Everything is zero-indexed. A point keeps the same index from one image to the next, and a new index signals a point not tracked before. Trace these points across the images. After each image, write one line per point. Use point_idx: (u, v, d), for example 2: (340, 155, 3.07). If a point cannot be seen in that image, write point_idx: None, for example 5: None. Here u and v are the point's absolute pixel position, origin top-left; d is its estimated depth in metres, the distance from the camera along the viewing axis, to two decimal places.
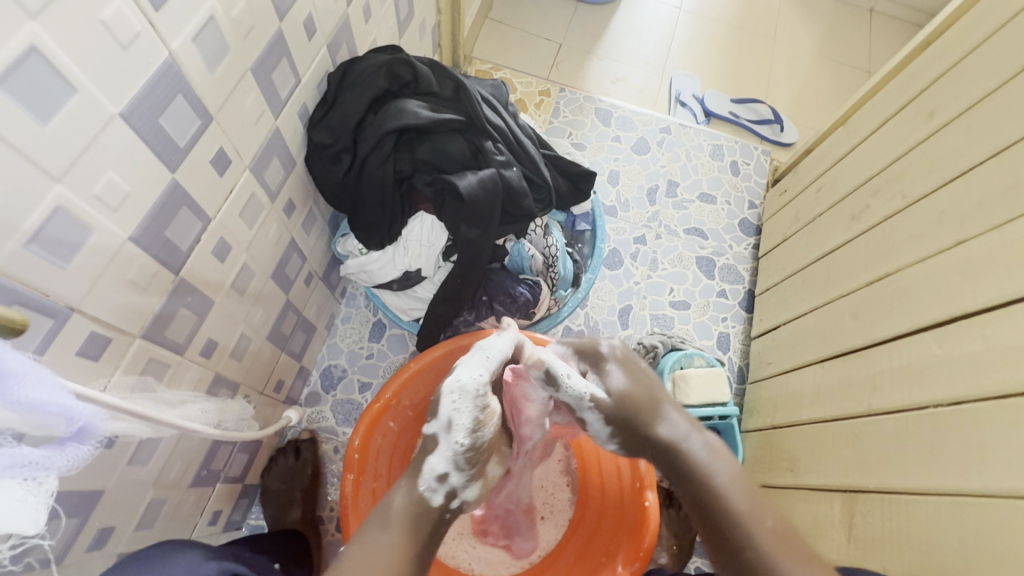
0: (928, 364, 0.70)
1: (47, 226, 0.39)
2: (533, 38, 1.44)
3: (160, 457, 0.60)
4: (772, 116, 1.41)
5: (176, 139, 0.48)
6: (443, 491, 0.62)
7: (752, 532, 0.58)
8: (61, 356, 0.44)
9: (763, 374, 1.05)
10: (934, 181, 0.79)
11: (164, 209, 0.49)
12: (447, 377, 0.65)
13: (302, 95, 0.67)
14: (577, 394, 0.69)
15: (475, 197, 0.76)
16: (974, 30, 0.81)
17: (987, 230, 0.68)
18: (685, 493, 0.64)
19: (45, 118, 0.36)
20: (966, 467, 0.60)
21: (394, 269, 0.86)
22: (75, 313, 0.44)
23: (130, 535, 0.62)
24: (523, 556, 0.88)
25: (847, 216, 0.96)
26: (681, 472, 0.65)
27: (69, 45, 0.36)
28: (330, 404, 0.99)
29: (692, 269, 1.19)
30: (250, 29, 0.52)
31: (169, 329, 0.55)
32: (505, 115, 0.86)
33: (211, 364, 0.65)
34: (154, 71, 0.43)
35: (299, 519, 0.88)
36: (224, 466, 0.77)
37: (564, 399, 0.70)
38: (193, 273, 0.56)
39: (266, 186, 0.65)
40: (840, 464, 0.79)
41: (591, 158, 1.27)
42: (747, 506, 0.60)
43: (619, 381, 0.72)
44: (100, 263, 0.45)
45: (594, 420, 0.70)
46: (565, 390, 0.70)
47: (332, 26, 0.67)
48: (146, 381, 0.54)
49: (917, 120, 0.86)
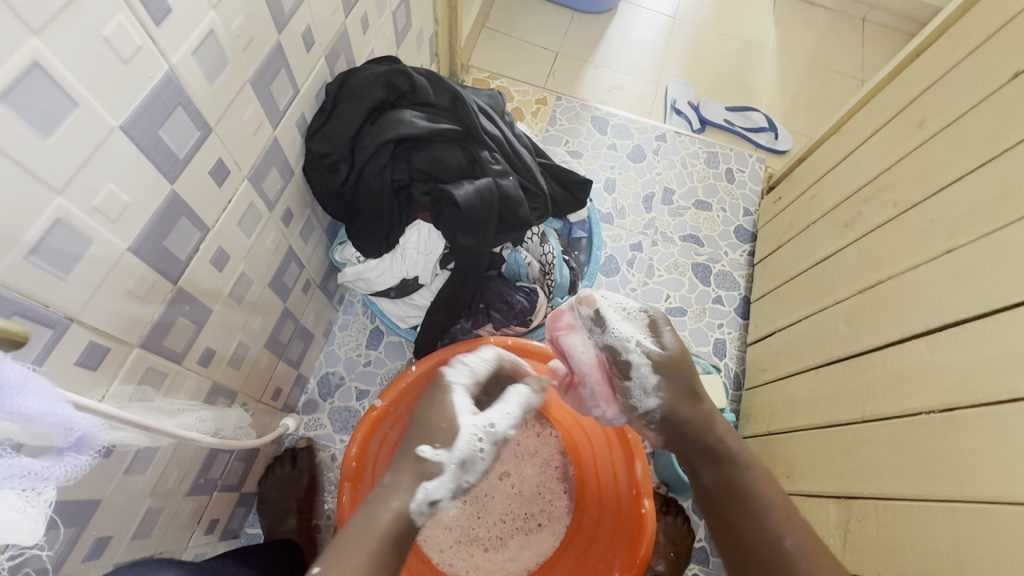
0: (920, 370, 0.70)
1: (47, 238, 0.39)
2: (530, 47, 1.45)
3: (157, 466, 0.60)
4: (766, 124, 1.42)
5: (176, 151, 0.49)
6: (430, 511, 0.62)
7: (776, 525, 0.59)
8: (60, 366, 0.44)
9: (759, 380, 1.06)
10: (925, 189, 0.80)
11: (163, 219, 0.50)
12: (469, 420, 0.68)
13: (301, 105, 0.68)
14: (623, 338, 0.71)
15: (472, 206, 0.77)
16: (962, 41, 0.82)
17: (977, 238, 0.69)
18: (717, 480, 0.65)
19: (47, 131, 0.37)
20: (959, 473, 0.61)
21: (392, 277, 0.87)
22: (74, 324, 0.44)
23: (127, 544, 0.62)
24: (522, 564, 0.87)
25: (840, 223, 0.97)
26: (704, 471, 0.66)
27: (71, 61, 0.37)
28: (327, 411, 0.99)
29: (688, 275, 1.20)
30: (250, 41, 0.53)
31: (167, 338, 0.56)
32: (502, 124, 0.87)
33: (209, 373, 0.66)
34: (154, 85, 0.44)
35: (294, 529, 0.89)
36: (221, 475, 0.77)
37: (607, 342, 0.71)
38: (191, 283, 0.56)
39: (263, 196, 0.66)
40: (836, 471, 0.79)
41: (588, 165, 1.28)
42: (778, 500, 0.61)
43: (668, 344, 0.71)
44: (99, 274, 0.45)
45: (642, 369, 0.70)
46: (611, 331, 0.71)
47: (330, 37, 0.68)
48: (144, 391, 0.55)
49: (907, 129, 0.88)
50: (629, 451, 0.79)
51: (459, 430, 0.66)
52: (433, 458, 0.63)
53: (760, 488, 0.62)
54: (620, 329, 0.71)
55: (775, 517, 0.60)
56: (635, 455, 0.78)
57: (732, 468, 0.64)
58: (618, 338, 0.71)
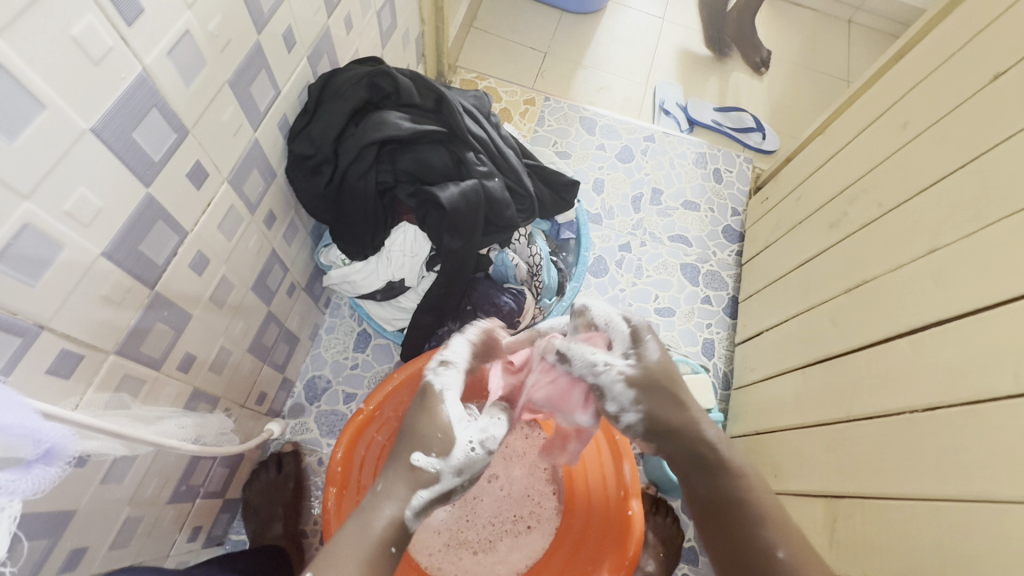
0: (904, 371, 0.71)
1: (14, 243, 0.38)
2: (518, 47, 1.45)
3: (135, 474, 0.59)
4: (753, 125, 1.43)
5: (151, 153, 0.48)
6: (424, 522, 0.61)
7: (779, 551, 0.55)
8: (31, 374, 0.43)
9: (747, 380, 1.06)
10: (907, 190, 0.81)
11: (138, 224, 0.49)
12: (464, 428, 0.64)
13: (282, 106, 0.67)
14: (591, 362, 0.67)
15: (458, 208, 0.76)
16: (942, 45, 0.83)
17: (958, 239, 0.70)
18: None
19: (13, 133, 0.36)
20: (940, 472, 0.62)
21: (377, 279, 0.86)
22: (44, 331, 0.43)
23: (104, 554, 0.60)
24: (510, 567, 0.86)
25: (826, 223, 0.97)
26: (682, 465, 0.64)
27: (38, 62, 0.36)
28: (314, 415, 0.98)
29: (677, 275, 1.20)
30: (228, 42, 0.52)
31: (144, 344, 0.55)
32: (487, 125, 0.87)
33: (190, 378, 0.65)
34: (126, 87, 0.43)
35: (281, 535, 0.87)
36: (204, 481, 0.76)
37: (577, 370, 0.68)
38: (169, 288, 0.55)
39: (245, 198, 0.65)
40: (822, 470, 0.79)
41: (576, 166, 1.27)
42: (773, 510, 0.58)
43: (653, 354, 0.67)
44: (71, 280, 0.44)
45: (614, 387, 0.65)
46: (578, 355, 0.68)
47: (312, 38, 0.67)
48: (120, 398, 0.54)
49: (890, 131, 0.88)
50: (618, 453, 0.80)
51: (455, 442, 0.62)
52: (428, 468, 0.60)
53: (750, 486, 0.60)
54: (596, 355, 0.67)
55: (786, 549, 0.55)
56: (624, 456, 0.79)
57: (695, 433, 0.64)
58: (586, 364, 0.67)
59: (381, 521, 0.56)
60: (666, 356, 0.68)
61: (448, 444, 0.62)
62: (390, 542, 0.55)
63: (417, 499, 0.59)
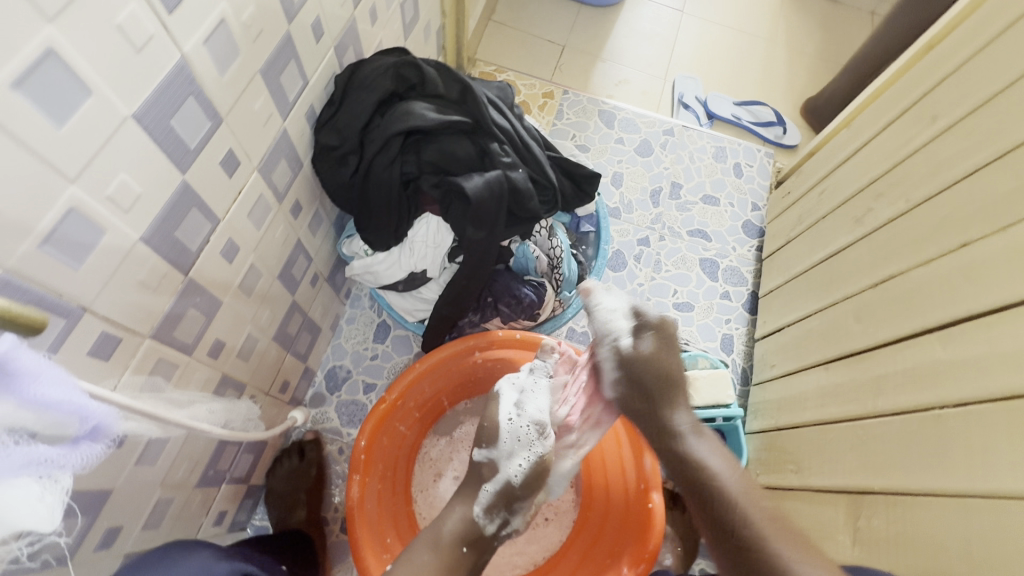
0: (932, 367, 0.70)
1: (60, 227, 0.39)
2: (537, 40, 1.45)
3: (167, 457, 0.60)
4: (774, 119, 1.41)
5: (187, 141, 0.48)
6: (497, 520, 0.71)
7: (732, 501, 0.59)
8: (73, 355, 0.44)
9: (767, 376, 1.05)
10: (936, 184, 0.80)
11: (174, 210, 0.50)
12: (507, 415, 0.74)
13: (310, 97, 0.67)
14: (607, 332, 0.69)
15: (482, 199, 0.76)
16: (974, 35, 0.81)
17: (990, 233, 0.68)
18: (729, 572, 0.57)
19: (62, 119, 0.37)
20: (970, 469, 0.61)
21: (400, 270, 0.87)
22: (87, 313, 0.44)
23: (137, 535, 0.62)
24: (529, 557, 0.88)
25: (851, 218, 0.96)
26: None
27: (86, 49, 0.36)
28: (334, 405, 0.99)
29: (696, 270, 1.19)
30: (261, 32, 0.53)
31: (177, 330, 0.56)
32: (511, 117, 0.86)
33: (219, 365, 0.66)
34: (166, 74, 0.43)
35: (305, 520, 0.88)
36: (230, 466, 0.77)
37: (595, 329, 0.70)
38: (202, 274, 0.56)
39: (273, 187, 0.65)
40: (845, 466, 0.79)
41: (595, 159, 1.27)
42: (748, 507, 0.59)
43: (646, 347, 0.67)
44: (112, 264, 0.45)
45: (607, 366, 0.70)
46: (599, 322, 0.69)
47: (339, 29, 0.68)
48: (154, 382, 0.55)
49: (919, 124, 0.87)
50: (638, 445, 0.80)
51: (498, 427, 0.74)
52: (482, 460, 0.73)
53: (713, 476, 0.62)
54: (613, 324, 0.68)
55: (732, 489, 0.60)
56: (645, 449, 0.79)
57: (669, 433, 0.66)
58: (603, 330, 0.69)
59: (452, 521, 0.69)
60: (663, 343, 0.68)
61: (491, 433, 0.74)
62: (461, 540, 0.67)
63: (483, 495, 0.71)
